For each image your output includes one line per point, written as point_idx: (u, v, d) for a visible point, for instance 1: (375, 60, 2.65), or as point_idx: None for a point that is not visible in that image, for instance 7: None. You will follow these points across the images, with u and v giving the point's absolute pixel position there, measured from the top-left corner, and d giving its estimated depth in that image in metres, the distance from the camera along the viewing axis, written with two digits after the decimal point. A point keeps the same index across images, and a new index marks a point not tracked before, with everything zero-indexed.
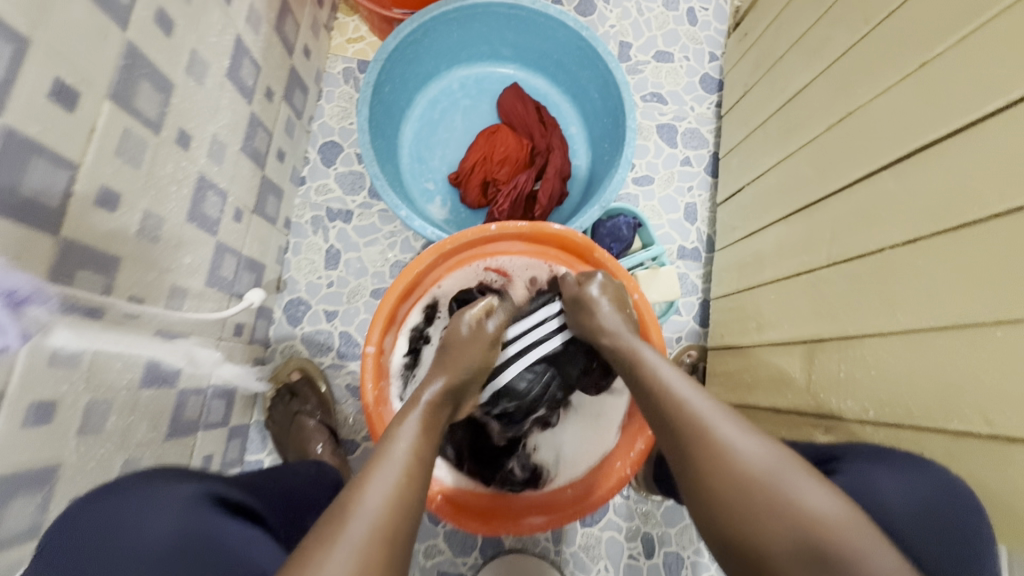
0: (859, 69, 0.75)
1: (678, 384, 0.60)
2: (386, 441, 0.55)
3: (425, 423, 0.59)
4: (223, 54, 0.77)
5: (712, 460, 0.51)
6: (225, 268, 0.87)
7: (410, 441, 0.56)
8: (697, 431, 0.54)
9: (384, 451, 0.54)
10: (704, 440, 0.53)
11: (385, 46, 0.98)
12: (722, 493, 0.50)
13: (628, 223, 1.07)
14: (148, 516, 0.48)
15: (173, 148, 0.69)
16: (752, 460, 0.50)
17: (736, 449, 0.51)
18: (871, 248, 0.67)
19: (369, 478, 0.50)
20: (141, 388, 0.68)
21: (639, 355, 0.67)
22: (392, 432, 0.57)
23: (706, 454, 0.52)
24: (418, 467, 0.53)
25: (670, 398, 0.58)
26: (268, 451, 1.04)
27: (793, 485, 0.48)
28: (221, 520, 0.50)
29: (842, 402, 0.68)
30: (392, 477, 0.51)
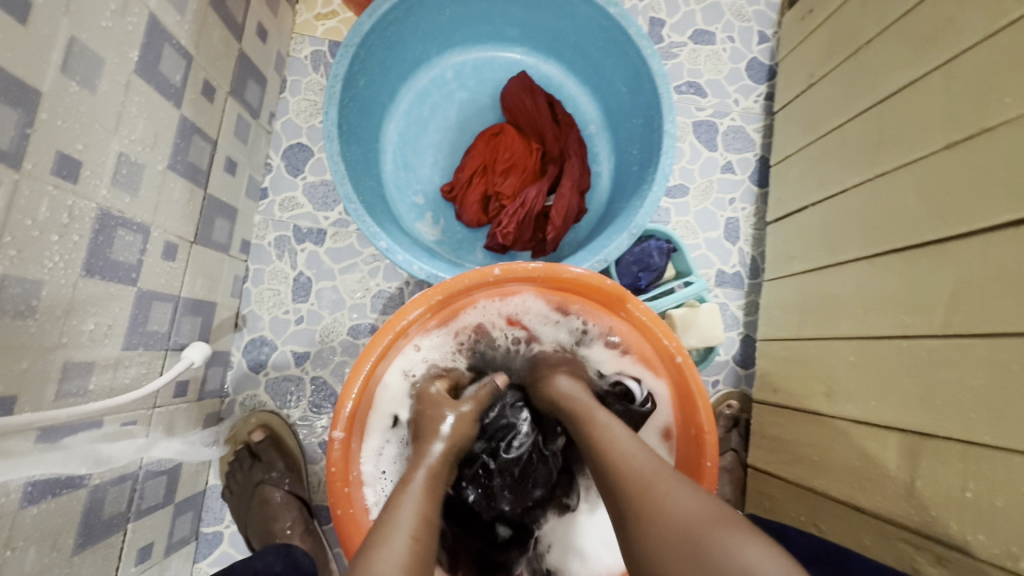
0: (1003, 70, 0.55)
1: (620, 437, 0.53)
2: (392, 506, 0.51)
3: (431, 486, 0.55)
4: (128, 43, 0.57)
5: (647, 523, 0.44)
6: (156, 320, 0.69)
7: (410, 513, 0.50)
8: (636, 490, 0.47)
9: (388, 516, 0.50)
10: (640, 499, 0.46)
11: (358, 27, 0.76)
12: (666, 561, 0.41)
13: (661, 248, 0.87)
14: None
15: (47, 183, 0.49)
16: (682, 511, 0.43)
17: (672, 506, 0.44)
18: (1023, 328, 0.49)
19: (386, 541, 0.46)
20: (22, 509, 0.51)
21: (590, 413, 0.58)
22: (382, 520, 0.49)
23: (641, 516, 0.45)
24: (429, 532, 0.49)
25: (609, 454, 0.52)
26: (227, 522, 0.87)
27: (725, 545, 0.39)
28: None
29: (970, 533, 0.52)
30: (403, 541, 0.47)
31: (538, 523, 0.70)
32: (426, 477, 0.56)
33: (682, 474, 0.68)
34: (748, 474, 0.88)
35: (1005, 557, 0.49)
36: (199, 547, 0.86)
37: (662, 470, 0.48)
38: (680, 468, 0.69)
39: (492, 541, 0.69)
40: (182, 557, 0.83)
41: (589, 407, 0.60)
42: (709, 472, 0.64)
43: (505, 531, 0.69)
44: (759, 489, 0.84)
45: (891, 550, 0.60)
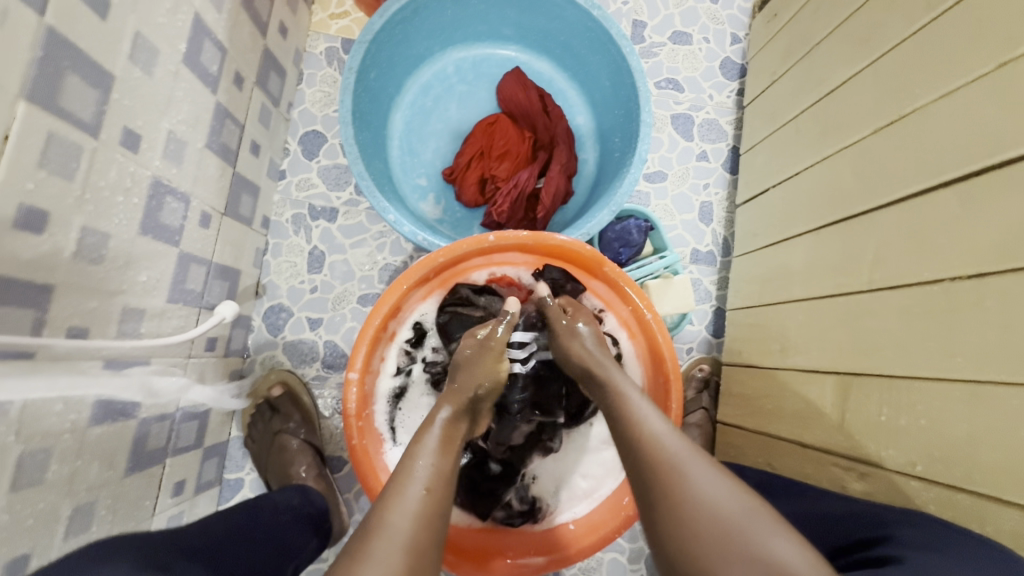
0: (917, 66, 0.65)
1: (659, 425, 0.53)
2: (407, 463, 0.53)
3: (450, 439, 0.57)
4: (177, 37, 0.66)
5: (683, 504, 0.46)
6: (192, 280, 0.79)
7: (430, 459, 0.53)
8: (664, 472, 0.49)
9: (404, 463, 0.53)
10: (672, 481, 0.48)
11: (370, 25, 0.87)
12: (690, 543, 0.45)
13: (639, 226, 0.97)
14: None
15: (116, 152, 0.59)
16: (719, 505, 0.45)
17: (711, 497, 0.46)
18: (925, 278, 0.59)
19: (399, 493, 0.50)
20: (89, 427, 0.60)
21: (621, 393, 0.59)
22: (406, 464, 0.53)
23: (672, 491, 0.47)
24: (446, 487, 0.52)
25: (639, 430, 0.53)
26: (248, 469, 0.97)
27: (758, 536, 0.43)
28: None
29: (883, 449, 0.61)
30: (414, 505, 0.49)
31: (525, 462, 0.80)
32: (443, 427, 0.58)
33: None
34: (717, 430, 0.98)
35: (907, 465, 0.58)
36: (223, 491, 0.96)
37: (693, 452, 0.50)
38: None
39: (485, 475, 0.78)
40: (208, 498, 0.92)
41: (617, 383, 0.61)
42: (674, 413, 0.74)
43: (494, 467, 0.79)
44: (726, 441, 0.94)
45: (824, 474, 0.70)
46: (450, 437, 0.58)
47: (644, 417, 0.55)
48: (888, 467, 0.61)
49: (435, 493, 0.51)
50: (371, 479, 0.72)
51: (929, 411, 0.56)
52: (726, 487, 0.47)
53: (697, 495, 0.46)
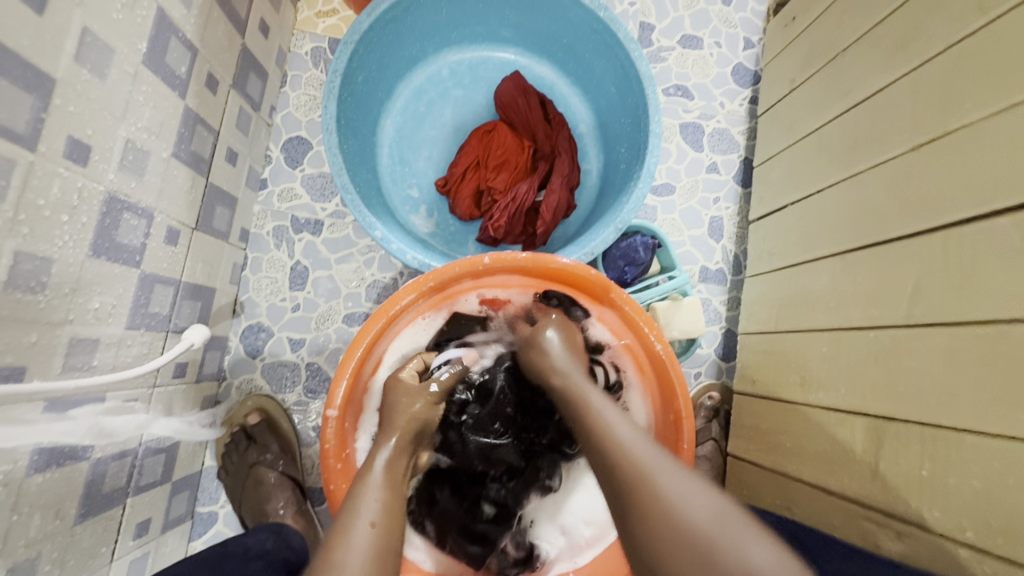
0: (960, 78, 0.59)
1: (628, 435, 0.53)
2: (354, 495, 0.53)
3: (396, 471, 0.58)
4: (137, 35, 0.59)
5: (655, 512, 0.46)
6: (157, 303, 0.71)
7: (378, 496, 0.53)
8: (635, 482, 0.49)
9: (350, 503, 0.53)
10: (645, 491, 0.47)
11: (357, 25, 0.80)
12: (671, 565, 0.44)
13: (646, 243, 0.90)
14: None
15: (59, 166, 0.51)
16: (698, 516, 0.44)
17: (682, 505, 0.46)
18: (978, 316, 0.52)
19: (345, 539, 0.48)
20: (28, 476, 0.53)
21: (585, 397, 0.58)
22: (353, 501, 0.53)
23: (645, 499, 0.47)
24: (393, 519, 0.52)
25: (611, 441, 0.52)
26: (222, 502, 0.90)
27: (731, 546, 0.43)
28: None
29: (925, 506, 0.55)
30: (364, 541, 0.49)
31: (521, 504, 0.73)
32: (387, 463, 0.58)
33: None
34: (728, 463, 0.92)
35: (955, 528, 0.52)
36: (195, 526, 0.88)
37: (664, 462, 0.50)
38: None
39: (477, 518, 0.72)
40: (177, 535, 0.85)
41: (582, 387, 0.60)
42: (686, 455, 0.66)
43: (488, 510, 0.72)
44: (738, 476, 0.87)
45: (853, 526, 0.63)
46: (395, 465, 0.59)
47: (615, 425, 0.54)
48: (931, 527, 0.54)
49: (383, 527, 0.51)
50: None
51: (983, 470, 0.49)
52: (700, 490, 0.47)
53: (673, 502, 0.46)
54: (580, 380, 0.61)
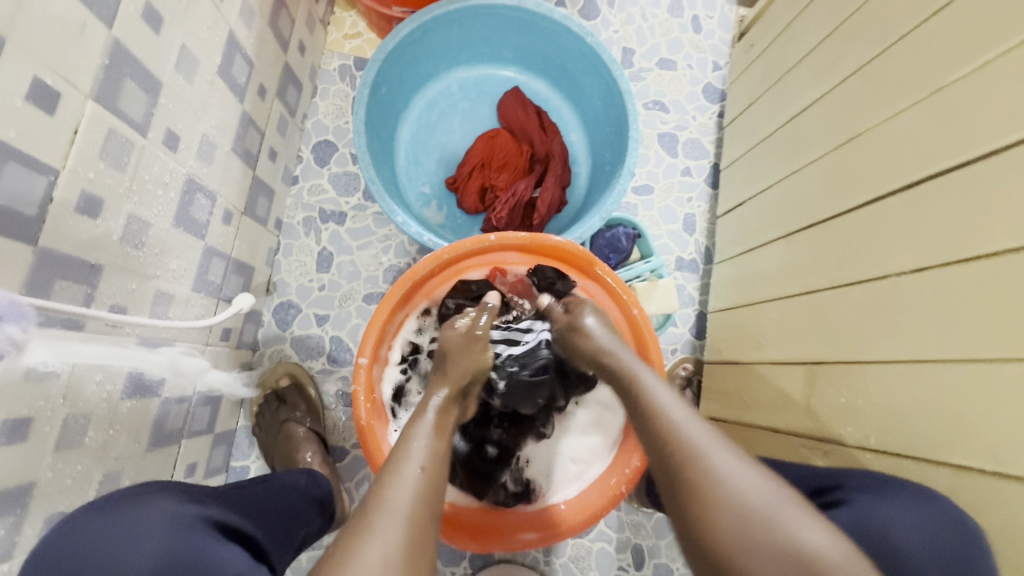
0: (869, 92, 0.75)
1: (679, 414, 0.56)
2: (403, 449, 0.58)
3: (440, 425, 0.63)
4: (214, 51, 0.74)
5: (710, 484, 0.49)
6: (213, 273, 0.84)
7: (426, 444, 0.59)
8: (689, 455, 0.52)
9: (401, 449, 0.58)
10: (700, 472, 0.50)
11: (384, 45, 0.95)
12: (721, 529, 0.47)
13: (627, 234, 1.05)
14: (136, 546, 0.48)
15: (159, 150, 0.65)
16: (748, 499, 0.47)
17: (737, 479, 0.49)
18: (878, 273, 0.67)
19: (396, 476, 0.54)
20: (122, 400, 0.66)
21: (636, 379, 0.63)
22: (403, 445, 0.59)
23: (696, 464, 0.51)
24: (439, 466, 0.57)
25: (664, 431, 0.55)
26: (254, 458, 1.01)
27: (790, 521, 0.45)
28: (213, 542, 0.51)
29: (844, 427, 0.68)
30: (410, 483, 0.53)
31: (520, 446, 0.84)
32: (435, 417, 0.63)
33: None
34: None
35: (863, 440, 0.65)
36: (229, 478, 1.00)
37: (718, 445, 0.52)
38: None
39: (482, 458, 0.82)
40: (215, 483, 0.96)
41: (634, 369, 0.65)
42: None
43: (492, 450, 0.83)
44: None
45: (793, 455, 0.76)
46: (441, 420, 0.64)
47: (668, 410, 0.57)
48: (848, 442, 0.67)
49: (430, 471, 0.56)
50: (377, 457, 0.77)
51: (882, 390, 0.63)
52: (755, 475, 0.49)
53: (726, 492, 0.48)
54: (628, 362, 0.66)
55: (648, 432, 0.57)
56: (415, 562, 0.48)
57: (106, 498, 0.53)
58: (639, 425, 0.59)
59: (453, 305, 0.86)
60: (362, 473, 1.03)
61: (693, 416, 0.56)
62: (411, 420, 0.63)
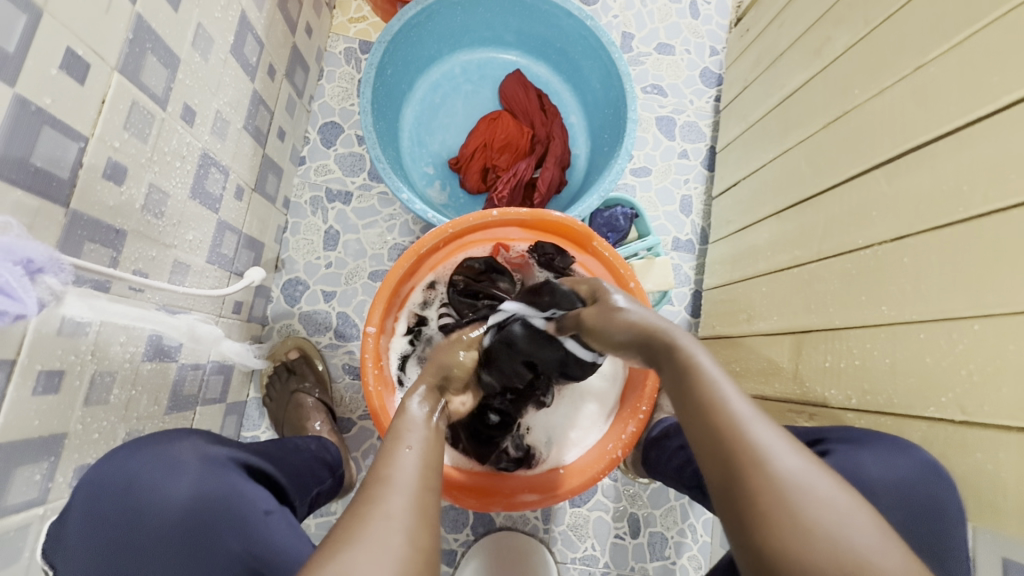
0: (856, 72, 0.78)
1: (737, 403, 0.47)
2: (395, 431, 0.57)
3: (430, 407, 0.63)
4: (227, 30, 0.77)
5: (770, 496, 0.41)
6: (226, 245, 0.88)
7: (419, 427, 0.58)
8: (748, 457, 0.43)
9: (394, 432, 0.57)
10: (763, 475, 0.42)
11: (389, 28, 0.98)
12: (778, 550, 0.40)
13: (625, 213, 1.09)
14: (170, 480, 0.53)
15: (177, 124, 0.68)
16: (820, 517, 0.40)
17: (802, 491, 0.41)
18: (861, 243, 0.70)
19: (391, 457, 0.53)
20: (143, 361, 0.69)
21: (689, 357, 0.53)
22: (396, 426, 0.58)
23: (754, 468, 0.43)
24: (433, 447, 0.56)
25: (724, 423, 0.46)
26: (264, 428, 1.05)
27: (862, 548, 0.39)
28: (240, 480, 0.56)
29: (828, 390, 0.72)
30: (409, 460, 0.53)
31: (523, 414, 0.87)
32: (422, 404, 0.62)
33: (637, 377, 0.87)
34: None
35: (845, 401, 0.69)
36: None
37: (786, 446, 0.44)
38: (636, 375, 0.87)
39: (484, 424, 0.84)
40: None
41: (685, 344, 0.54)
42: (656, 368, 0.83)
43: (494, 418, 0.85)
44: None
45: (782, 420, 0.80)
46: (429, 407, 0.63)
47: (727, 398, 0.48)
48: (830, 404, 0.71)
49: (420, 448, 0.55)
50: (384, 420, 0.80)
51: (862, 353, 0.67)
52: (829, 488, 0.42)
53: (795, 504, 0.41)
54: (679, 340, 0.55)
55: (697, 422, 0.48)
56: (423, 534, 0.47)
57: (138, 439, 0.57)
58: (684, 414, 0.50)
59: (462, 284, 0.90)
60: (368, 443, 1.07)
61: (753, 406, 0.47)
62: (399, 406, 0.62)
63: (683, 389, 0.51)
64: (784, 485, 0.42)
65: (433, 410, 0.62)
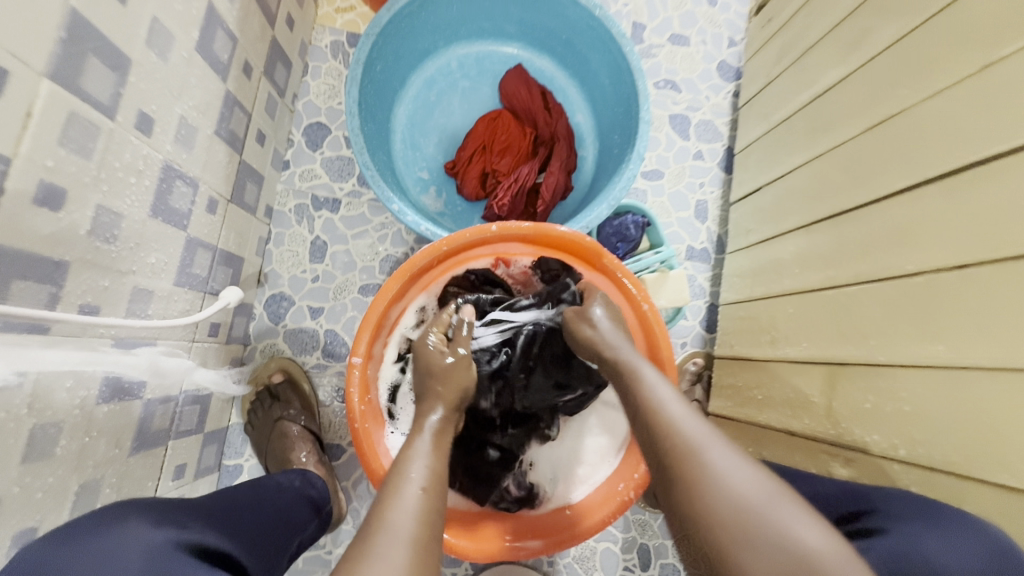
0: (906, 68, 0.69)
1: (675, 407, 0.52)
2: (402, 465, 0.55)
3: (441, 438, 0.62)
4: (192, 24, 0.68)
5: (693, 482, 0.44)
6: (198, 265, 0.79)
7: (426, 459, 0.57)
8: (680, 450, 0.47)
9: (401, 466, 0.55)
10: (692, 466, 0.45)
11: (378, 19, 0.89)
12: (706, 530, 0.42)
13: (637, 222, 1.00)
14: (106, 574, 0.45)
15: (131, 135, 0.60)
16: (738, 494, 0.42)
17: (725, 475, 0.44)
18: (910, 269, 0.62)
19: (395, 496, 0.51)
20: (98, 404, 0.61)
21: (639, 374, 0.59)
22: (402, 460, 0.57)
23: (681, 458, 0.47)
24: (440, 484, 0.54)
25: (661, 423, 0.51)
26: (247, 456, 0.98)
27: (783, 520, 0.40)
28: (192, 569, 0.48)
29: (867, 434, 0.64)
30: (411, 502, 0.50)
31: (524, 450, 0.81)
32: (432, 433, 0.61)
33: None
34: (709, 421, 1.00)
35: (891, 449, 0.61)
36: (222, 477, 0.96)
37: (715, 439, 0.47)
38: None
39: (484, 461, 0.79)
40: (207, 483, 0.93)
41: (636, 362, 0.61)
42: None
43: (493, 453, 0.80)
44: None
45: (813, 461, 0.72)
46: (438, 438, 0.61)
47: (665, 405, 0.53)
48: (870, 450, 0.63)
49: (428, 487, 0.53)
50: (372, 461, 0.73)
51: (911, 396, 0.59)
52: (752, 472, 0.44)
53: (714, 483, 0.44)
54: (633, 359, 0.62)
55: (645, 428, 0.52)
56: None
57: (69, 528, 0.48)
58: (636, 425, 0.55)
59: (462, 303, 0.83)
60: (359, 471, 0.99)
61: (689, 407, 0.52)
62: (413, 430, 0.62)
63: (633, 402, 0.56)
64: (706, 467, 0.45)
65: (444, 437, 0.62)
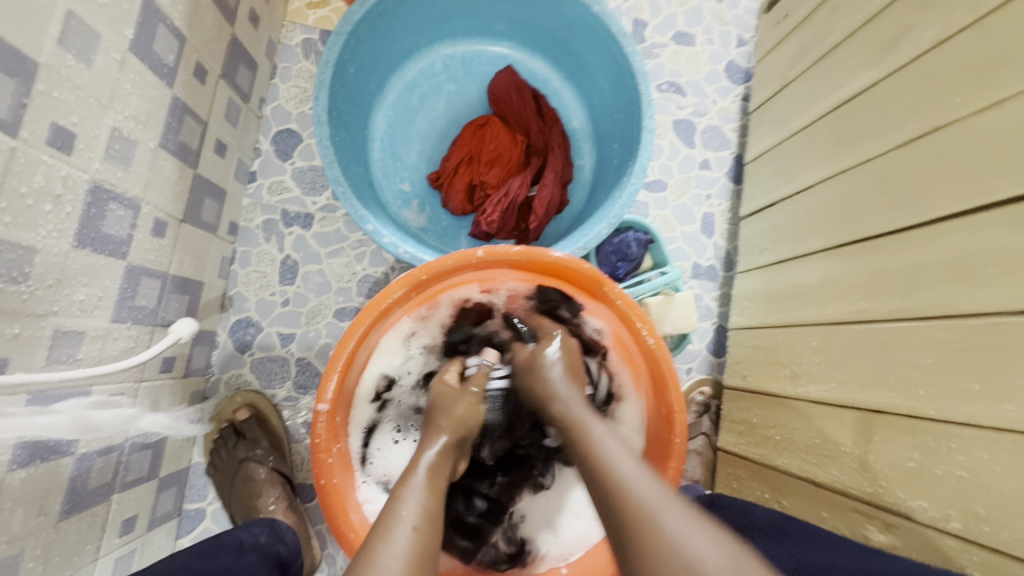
0: (951, 75, 0.60)
1: (624, 466, 0.49)
2: (394, 504, 0.51)
3: (438, 471, 0.56)
4: (123, 20, 0.58)
5: (655, 558, 0.41)
6: (144, 296, 0.70)
7: (420, 497, 0.51)
8: (637, 518, 0.44)
9: (391, 507, 0.50)
10: (649, 534, 0.43)
11: (350, 15, 0.79)
12: None
13: (639, 239, 0.90)
14: None
15: (42, 152, 0.50)
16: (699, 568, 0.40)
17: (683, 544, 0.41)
18: (962, 309, 0.54)
19: (387, 535, 0.47)
20: (10, 471, 0.52)
21: (585, 429, 0.55)
22: (393, 502, 0.51)
23: (642, 527, 0.43)
24: (434, 526, 0.49)
25: (610, 487, 0.48)
26: (210, 499, 0.88)
27: None
28: None
29: (913, 500, 0.57)
30: (405, 542, 0.46)
31: (513, 501, 0.73)
32: (429, 471, 0.55)
33: (654, 451, 0.70)
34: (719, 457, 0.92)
35: (941, 519, 0.54)
36: (182, 523, 0.87)
37: (669, 499, 0.45)
38: (655, 447, 0.70)
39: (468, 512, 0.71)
40: (164, 532, 0.83)
41: (580, 414, 0.57)
42: (678, 448, 0.65)
43: (480, 504, 0.72)
44: (728, 470, 0.88)
45: (845, 519, 0.64)
46: (436, 473, 0.56)
47: (616, 462, 0.49)
48: (919, 519, 0.56)
49: (423, 527, 0.48)
50: (340, 521, 0.63)
51: (967, 459, 0.51)
52: (708, 539, 0.42)
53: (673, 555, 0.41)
54: (578, 410, 0.58)
55: (597, 493, 0.49)
56: None
57: None
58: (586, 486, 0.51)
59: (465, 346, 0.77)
60: None
61: (638, 466, 0.49)
62: (409, 463, 0.57)
63: (582, 461, 0.52)
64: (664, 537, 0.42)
65: (444, 473, 0.57)
